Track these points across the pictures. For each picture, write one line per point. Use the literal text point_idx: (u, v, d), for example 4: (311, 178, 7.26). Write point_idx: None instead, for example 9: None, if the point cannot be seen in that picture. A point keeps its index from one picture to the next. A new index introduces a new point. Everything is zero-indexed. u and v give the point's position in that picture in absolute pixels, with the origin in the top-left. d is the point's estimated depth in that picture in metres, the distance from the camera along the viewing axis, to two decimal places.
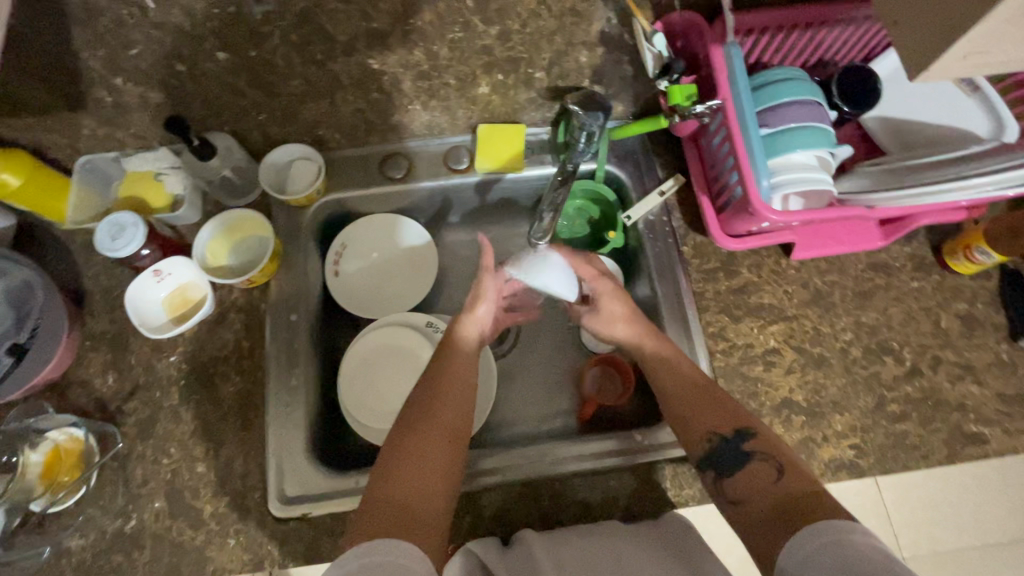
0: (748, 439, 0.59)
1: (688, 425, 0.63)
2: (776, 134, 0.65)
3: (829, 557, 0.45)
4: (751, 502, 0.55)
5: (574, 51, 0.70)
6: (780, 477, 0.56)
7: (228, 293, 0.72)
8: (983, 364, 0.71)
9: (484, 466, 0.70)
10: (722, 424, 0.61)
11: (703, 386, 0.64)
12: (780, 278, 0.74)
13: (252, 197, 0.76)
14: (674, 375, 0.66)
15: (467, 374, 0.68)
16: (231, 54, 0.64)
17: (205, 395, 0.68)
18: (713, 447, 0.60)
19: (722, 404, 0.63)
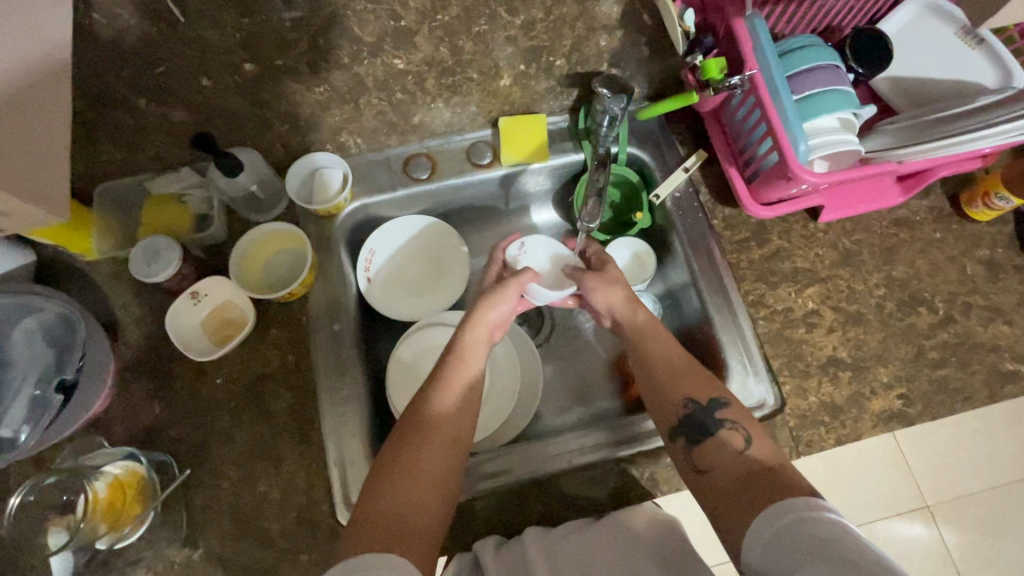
0: (719, 409, 0.60)
1: (669, 387, 0.63)
2: (803, 99, 0.66)
3: (787, 540, 0.46)
4: (717, 473, 0.57)
5: (593, 36, 0.69)
6: (746, 450, 0.57)
7: (267, 309, 0.71)
8: (1012, 306, 0.74)
9: (478, 471, 0.70)
10: (701, 392, 0.61)
11: (675, 362, 0.65)
12: (810, 241, 0.76)
13: (279, 209, 0.75)
14: (670, 363, 0.66)
15: (469, 378, 0.66)
16: (258, 64, 0.62)
17: (257, 414, 0.67)
18: (688, 414, 0.61)
19: (699, 388, 0.62)
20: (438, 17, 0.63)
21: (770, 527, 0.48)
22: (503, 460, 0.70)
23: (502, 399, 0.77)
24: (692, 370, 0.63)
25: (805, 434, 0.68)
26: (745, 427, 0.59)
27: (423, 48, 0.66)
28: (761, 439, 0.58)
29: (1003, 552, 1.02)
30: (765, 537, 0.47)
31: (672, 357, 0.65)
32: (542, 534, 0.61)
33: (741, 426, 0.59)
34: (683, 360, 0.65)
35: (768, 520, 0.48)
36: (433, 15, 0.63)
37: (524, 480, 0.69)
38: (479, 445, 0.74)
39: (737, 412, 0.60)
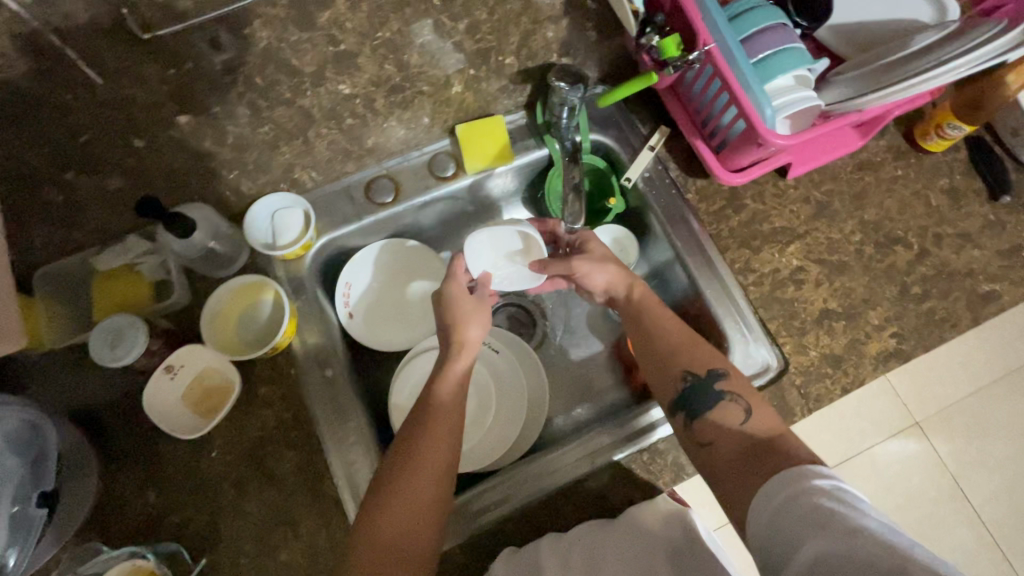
0: (719, 382, 0.60)
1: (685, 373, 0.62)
2: (760, 63, 0.66)
3: (792, 512, 0.45)
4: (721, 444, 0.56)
5: (540, 28, 0.73)
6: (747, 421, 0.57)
7: (252, 369, 0.67)
8: (978, 230, 0.76)
9: (495, 495, 0.68)
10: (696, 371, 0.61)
11: (670, 339, 0.64)
12: (783, 199, 0.77)
13: (242, 260, 0.69)
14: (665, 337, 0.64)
15: (454, 398, 0.62)
16: (193, 115, 0.65)
17: (263, 479, 0.64)
18: (688, 386, 0.60)
19: (696, 360, 0.62)
20: (378, 36, 0.70)
21: (776, 497, 0.47)
22: (525, 475, 0.69)
23: (511, 414, 0.75)
24: (694, 349, 0.63)
25: (814, 389, 0.69)
26: (743, 398, 0.58)
27: (367, 69, 0.70)
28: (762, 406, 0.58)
29: (991, 452, 1.08)
30: (772, 505, 0.47)
31: (677, 336, 0.64)
32: (554, 537, 0.61)
33: (738, 397, 0.58)
34: (685, 339, 0.64)
35: (776, 488, 0.48)
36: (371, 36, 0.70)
37: (549, 493, 0.68)
38: (497, 464, 0.72)
39: (733, 385, 0.59)
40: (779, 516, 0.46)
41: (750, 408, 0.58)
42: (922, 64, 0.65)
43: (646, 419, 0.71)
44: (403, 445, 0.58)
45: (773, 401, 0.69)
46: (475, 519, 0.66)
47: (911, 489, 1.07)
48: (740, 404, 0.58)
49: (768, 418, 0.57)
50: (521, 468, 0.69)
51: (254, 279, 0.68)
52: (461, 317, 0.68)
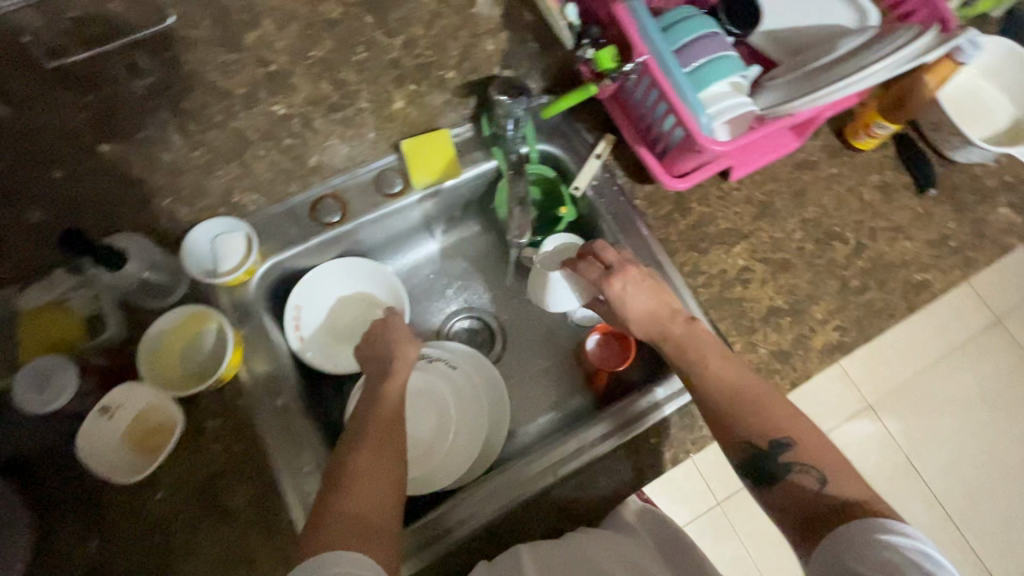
0: (785, 452, 0.56)
1: (738, 426, 0.58)
2: (692, 71, 0.68)
3: (860, 555, 0.47)
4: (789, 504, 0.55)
5: (479, 41, 0.72)
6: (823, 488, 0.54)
7: (198, 402, 0.64)
8: (908, 222, 0.80)
9: (459, 513, 0.67)
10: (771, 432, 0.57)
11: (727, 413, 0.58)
12: (727, 201, 0.79)
13: (181, 290, 0.67)
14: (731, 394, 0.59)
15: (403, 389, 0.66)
16: (111, 142, 0.61)
17: (215, 517, 0.61)
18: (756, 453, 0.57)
19: (758, 432, 0.57)
20: (310, 54, 0.67)
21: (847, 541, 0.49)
22: (487, 490, 0.68)
23: (471, 428, 0.74)
24: (756, 416, 0.58)
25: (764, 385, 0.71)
26: (820, 466, 0.55)
27: (303, 88, 0.67)
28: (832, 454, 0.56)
29: None
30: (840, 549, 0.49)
31: (732, 404, 0.59)
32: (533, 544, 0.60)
33: (811, 466, 0.55)
34: (742, 408, 0.58)
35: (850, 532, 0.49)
36: (305, 54, 0.67)
37: (513, 507, 0.67)
38: (459, 481, 0.71)
39: (802, 453, 0.56)
40: (845, 555, 0.48)
41: (823, 475, 0.54)
42: (846, 68, 0.67)
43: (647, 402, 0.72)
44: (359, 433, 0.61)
45: None
46: (438, 540, 0.65)
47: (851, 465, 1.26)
48: (812, 472, 0.55)
49: (844, 479, 0.54)
50: (489, 481, 0.69)
51: (197, 308, 0.65)
52: (405, 337, 0.71)
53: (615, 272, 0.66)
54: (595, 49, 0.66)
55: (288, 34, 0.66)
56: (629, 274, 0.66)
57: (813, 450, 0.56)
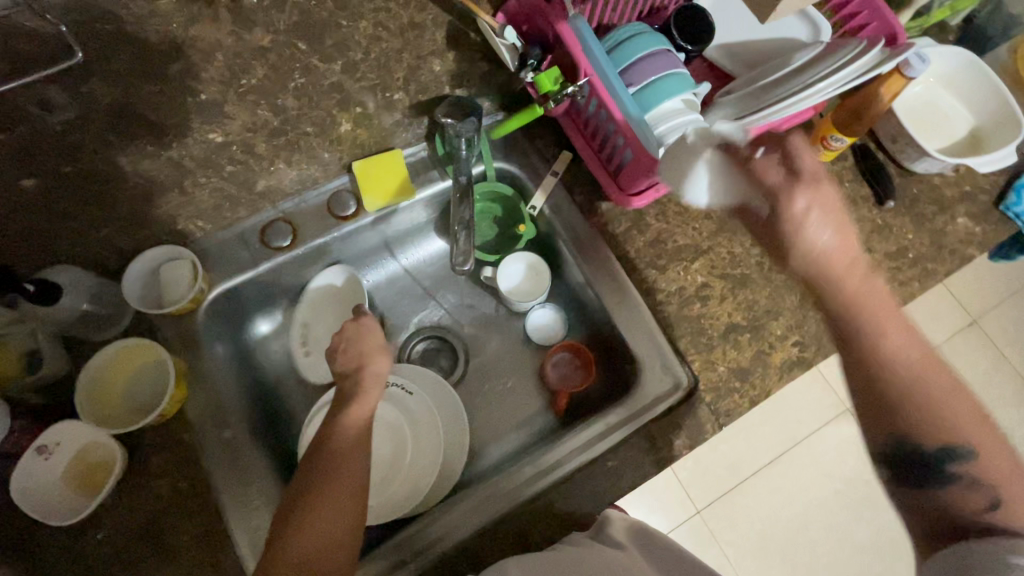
0: (951, 462, 0.50)
1: (903, 423, 0.51)
2: (643, 88, 0.68)
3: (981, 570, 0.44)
4: (941, 507, 0.51)
5: (426, 62, 0.70)
6: (990, 514, 0.47)
7: (140, 437, 0.62)
8: (867, 234, 0.80)
9: (415, 543, 0.66)
10: (939, 428, 0.50)
11: (892, 396, 0.51)
12: (685, 216, 0.78)
13: (124, 323, 0.65)
14: (898, 375, 0.50)
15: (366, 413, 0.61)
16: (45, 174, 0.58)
17: (157, 557, 0.59)
18: (915, 448, 0.51)
19: (926, 425, 0.50)
20: (244, 82, 0.64)
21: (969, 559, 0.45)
22: (441, 518, 0.67)
23: (426, 457, 0.73)
24: (922, 414, 0.50)
25: (723, 404, 0.70)
26: (998, 491, 0.48)
27: (239, 115, 0.65)
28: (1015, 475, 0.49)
29: None
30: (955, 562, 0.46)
31: (900, 385, 0.50)
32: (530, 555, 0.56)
33: (988, 486, 0.49)
34: (915, 396, 0.50)
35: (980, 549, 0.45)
36: (235, 81, 0.64)
37: (468, 537, 0.65)
38: (416, 509, 0.70)
39: (982, 469, 0.49)
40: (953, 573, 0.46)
41: (1000, 497, 0.48)
42: (796, 84, 0.67)
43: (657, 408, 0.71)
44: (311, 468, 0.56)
45: (686, 422, 0.69)
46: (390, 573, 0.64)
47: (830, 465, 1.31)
48: (984, 493, 0.49)
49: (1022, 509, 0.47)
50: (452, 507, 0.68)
51: (138, 338, 0.64)
52: (377, 350, 0.65)
53: (803, 182, 0.49)
54: (534, 72, 0.66)
55: (217, 64, 0.62)
56: (820, 193, 0.49)
57: (991, 471, 0.49)
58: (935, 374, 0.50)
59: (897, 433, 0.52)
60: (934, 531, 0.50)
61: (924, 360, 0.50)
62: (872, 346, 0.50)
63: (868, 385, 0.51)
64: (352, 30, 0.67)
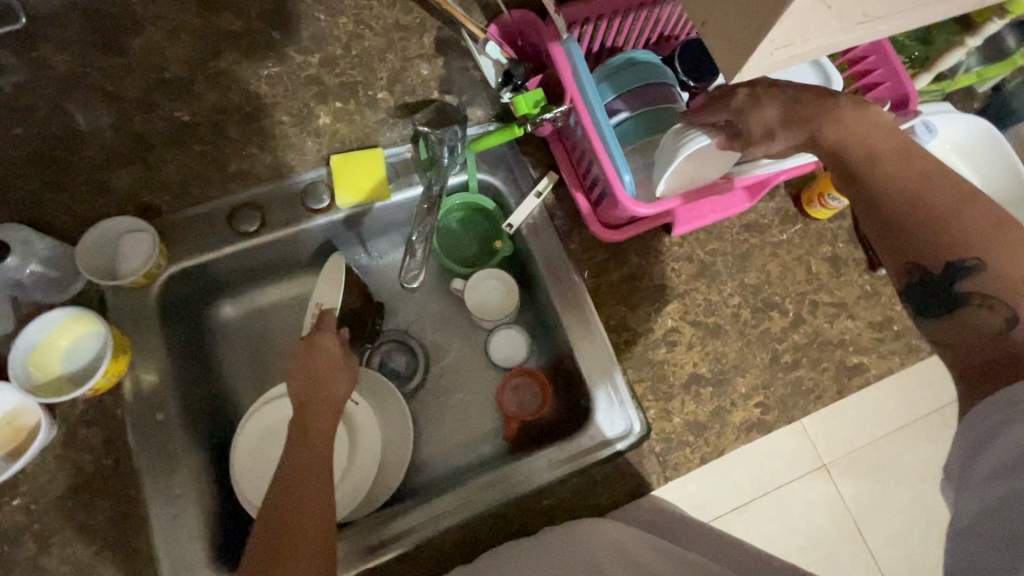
0: (961, 280, 0.43)
1: (902, 226, 0.45)
2: (641, 113, 0.68)
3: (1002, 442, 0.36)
4: (959, 348, 0.43)
5: (413, 65, 0.71)
6: (1009, 333, 0.40)
7: (73, 408, 0.62)
8: (854, 299, 0.76)
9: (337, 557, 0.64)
10: (962, 247, 0.43)
11: (888, 212, 0.46)
12: (667, 256, 0.75)
13: (77, 287, 0.64)
14: (878, 153, 0.48)
15: (314, 456, 0.58)
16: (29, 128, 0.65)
17: (69, 533, 0.58)
18: (924, 278, 0.45)
19: (935, 243, 0.44)
20: (212, 67, 0.68)
21: (1008, 409, 0.37)
22: (367, 536, 0.65)
23: (363, 469, 0.71)
24: (933, 229, 0.44)
25: (672, 457, 0.68)
26: (1015, 304, 0.41)
27: (208, 97, 0.67)
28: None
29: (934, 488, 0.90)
30: (990, 421, 0.38)
31: (893, 201, 0.46)
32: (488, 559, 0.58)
33: (1004, 302, 0.42)
34: (915, 209, 0.45)
35: (1017, 399, 0.37)
36: (203, 66, 0.67)
37: (388, 557, 0.64)
38: (348, 517, 0.69)
39: (998, 279, 0.42)
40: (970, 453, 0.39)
41: (1016, 313, 0.41)
42: None
43: (606, 449, 0.68)
44: (262, 530, 0.52)
45: (630, 469, 0.68)
46: None
47: (798, 520, 0.81)
48: (994, 311, 0.42)
49: None
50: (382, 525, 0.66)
51: (75, 310, 0.62)
52: (329, 373, 0.64)
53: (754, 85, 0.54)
54: (514, 91, 0.67)
55: (183, 43, 0.68)
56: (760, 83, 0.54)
57: (1012, 277, 0.42)
58: (940, 182, 0.45)
59: (904, 259, 0.46)
60: (969, 367, 0.42)
61: (923, 173, 0.46)
62: (853, 165, 0.49)
63: (875, 216, 0.47)
64: (329, 25, 0.70)
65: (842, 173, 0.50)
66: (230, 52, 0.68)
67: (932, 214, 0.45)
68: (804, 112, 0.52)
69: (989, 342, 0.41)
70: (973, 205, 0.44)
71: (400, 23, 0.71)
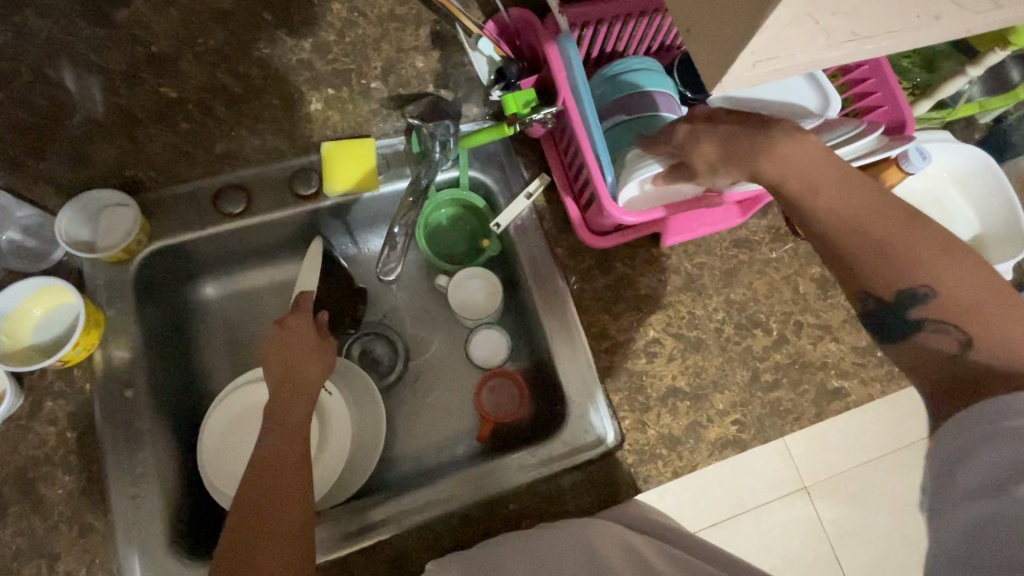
0: (916, 306, 0.46)
1: (854, 260, 0.47)
2: (633, 117, 0.67)
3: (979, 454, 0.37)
4: (920, 369, 0.46)
5: (408, 57, 0.70)
6: (964, 353, 0.43)
7: (40, 379, 0.61)
8: (839, 322, 0.76)
9: None
10: (911, 275, 0.45)
11: (842, 242, 0.48)
12: (653, 266, 0.75)
13: (56, 256, 0.64)
14: (823, 182, 0.49)
15: (287, 444, 0.57)
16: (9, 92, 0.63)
17: (26, 505, 0.57)
18: (879, 305, 0.47)
19: (885, 272, 0.46)
20: (201, 44, 0.67)
21: (986, 423, 0.38)
22: (330, 529, 0.64)
23: (331, 461, 0.71)
24: (881, 261, 0.46)
25: (644, 468, 0.67)
26: (965, 327, 0.43)
27: (196, 75, 0.66)
28: (997, 306, 0.43)
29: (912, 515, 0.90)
30: (966, 439, 0.38)
31: (844, 235, 0.47)
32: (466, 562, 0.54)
33: (954, 325, 0.44)
34: (866, 241, 0.47)
35: (990, 415, 0.38)
36: (192, 43, 0.66)
37: (348, 550, 0.63)
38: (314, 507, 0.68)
39: (945, 302, 0.44)
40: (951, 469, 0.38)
41: (967, 333, 0.43)
42: None
43: (582, 455, 0.68)
44: (237, 519, 0.51)
45: (601, 477, 0.67)
46: None
47: (775, 542, 0.82)
48: (948, 332, 0.44)
49: (994, 328, 0.42)
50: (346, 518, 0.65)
51: (49, 282, 0.61)
52: (302, 361, 0.63)
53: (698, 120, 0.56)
54: (504, 90, 0.67)
55: (169, 19, 0.66)
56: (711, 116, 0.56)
57: (959, 300, 0.44)
58: (887, 213, 0.47)
59: (858, 288, 0.48)
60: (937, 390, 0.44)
61: (869, 203, 0.47)
62: (798, 199, 0.50)
63: (828, 251, 0.49)
64: (322, 10, 0.69)
65: (791, 210, 0.51)
66: (221, 31, 0.67)
67: (884, 245, 0.46)
68: (745, 151, 0.52)
69: (948, 364, 0.44)
70: (919, 231, 0.46)
71: (396, 13, 0.70)
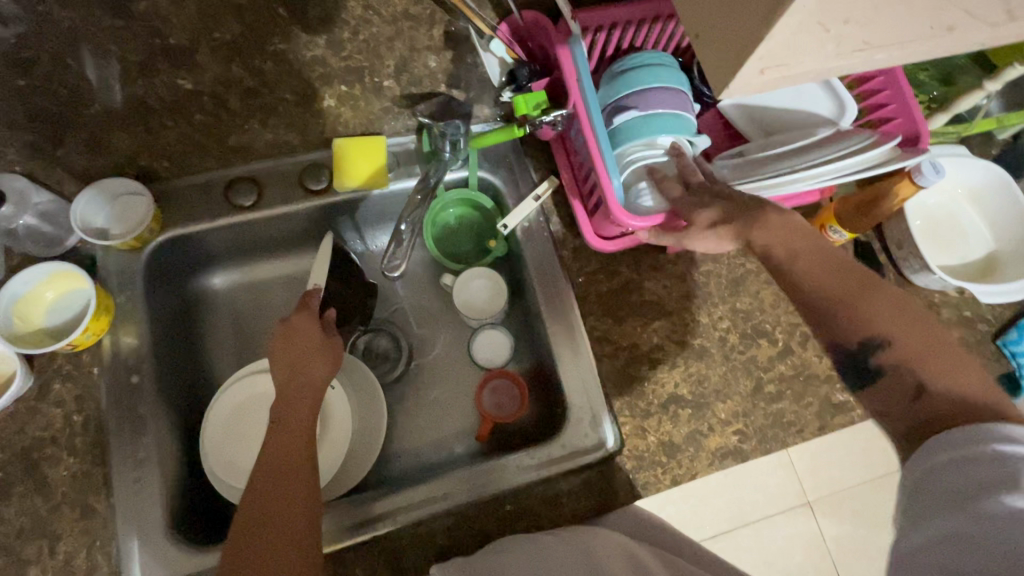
0: (878, 355, 0.48)
1: (821, 314, 0.51)
2: (644, 119, 0.66)
3: (942, 478, 0.39)
4: (894, 414, 0.47)
5: (420, 56, 0.71)
6: (924, 396, 0.45)
7: (50, 361, 0.62)
8: None
9: None
10: (872, 329, 0.49)
11: (811, 301, 0.52)
12: (658, 272, 0.75)
13: (69, 242, 0.66)
14: (792, 244, 0.54)
15: (293, 437, 0.58)
16: None
17: (31, 485, 0.58)
18: (849, 357, 0.50)
19: (849, 326, 0.50)
20: (217, 36, 0.67)
21: (952, 449, 0.40)
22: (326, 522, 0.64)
23: (330, 455, 0.71)
24: (844, 316, 0.50)
25: (642, 475, 0.67)
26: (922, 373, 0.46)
27: (211, 68, 0.67)
28: (951, 358, 0.46)
29: None
30: (931, 462, 0.41)
31: (811, 290, 0.52)
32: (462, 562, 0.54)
33: (912, 371, 0.46)
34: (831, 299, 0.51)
35: (956, 442, 0.40)
36: (207, 35, 0.67)
37: (343, 543, 0.64)
38: None
39: (902, 352, 0.47)
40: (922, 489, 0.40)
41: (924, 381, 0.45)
42: (801, 160, 0.64)
43: (581, 459, 0.67)
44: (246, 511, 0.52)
45: (598, 481, 0.67)
46: None
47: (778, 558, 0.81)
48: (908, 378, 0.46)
49: (950, 377, 0.44)
50: (342, 513, 0.65)
51: (62, 266, 0.62)
52: (307, 356, 0.63)
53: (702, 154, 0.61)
54: (516, 91, 0.68)
55: (186, 11, 0.67)
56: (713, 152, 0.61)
57: (913, 351, 0.47)
58: (845, 272, 0.52)
59: (830, 340, 0.51)
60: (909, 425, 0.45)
61: (833, 264, 0.52)
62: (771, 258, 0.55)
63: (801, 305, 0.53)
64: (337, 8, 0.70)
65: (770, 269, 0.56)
66: (236, 24, 0.68)
67: (847, 301, 0.50)
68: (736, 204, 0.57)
69: (915, 407, 0.45)
70: (877, 291, 0.50)
71: (410, 12, 0.71)
